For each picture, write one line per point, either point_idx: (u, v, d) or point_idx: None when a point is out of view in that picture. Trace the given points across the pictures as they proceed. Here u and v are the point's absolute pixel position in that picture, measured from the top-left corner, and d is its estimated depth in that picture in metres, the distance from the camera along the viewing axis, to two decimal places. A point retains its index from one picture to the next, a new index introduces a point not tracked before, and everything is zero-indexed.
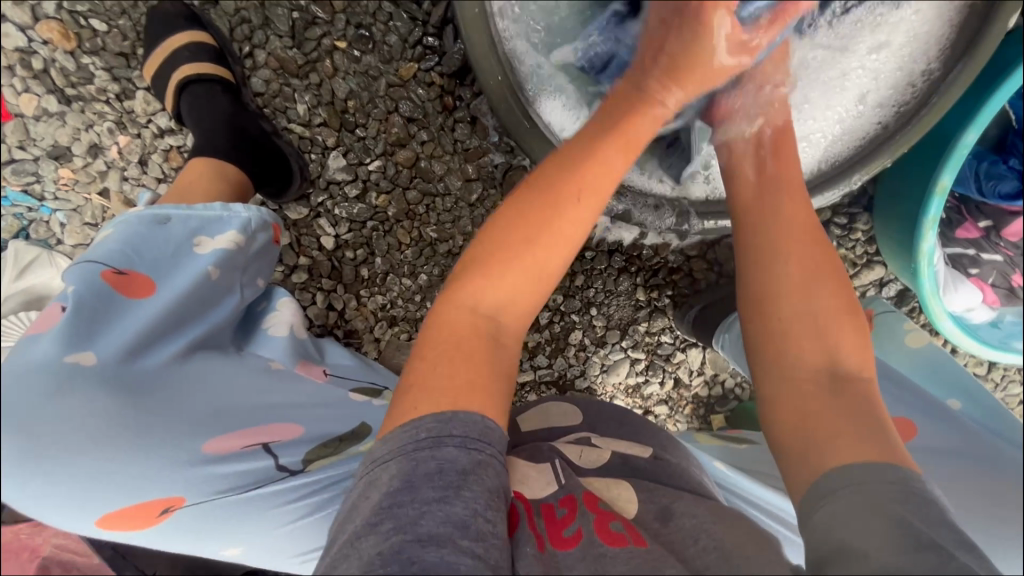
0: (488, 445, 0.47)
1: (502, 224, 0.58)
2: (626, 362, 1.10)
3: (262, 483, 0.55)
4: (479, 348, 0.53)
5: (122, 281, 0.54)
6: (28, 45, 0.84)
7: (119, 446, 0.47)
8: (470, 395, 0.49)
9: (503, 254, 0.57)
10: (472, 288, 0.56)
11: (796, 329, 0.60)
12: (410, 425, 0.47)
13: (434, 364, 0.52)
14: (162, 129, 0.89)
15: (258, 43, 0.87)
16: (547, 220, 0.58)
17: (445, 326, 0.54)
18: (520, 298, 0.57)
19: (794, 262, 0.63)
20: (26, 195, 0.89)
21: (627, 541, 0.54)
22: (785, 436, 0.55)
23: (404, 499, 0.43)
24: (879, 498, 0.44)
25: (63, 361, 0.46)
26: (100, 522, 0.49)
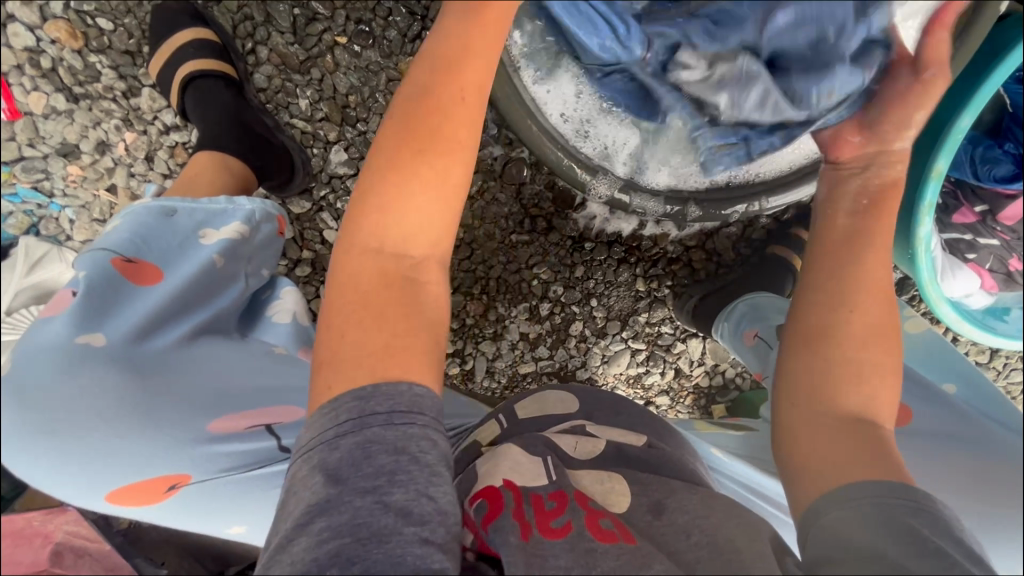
0: (416, 416, 0.45)
1: (383, 152, 0.55)
2: (626, 353, 1.11)
3: (266, 462, 0.59)
4: (389, 291, 0.51)
5: (132, 270, 0.55)
6: (36, 45, 0.86)
7: (127, 422, 0.49)
8: (393, 359, 0.48)
9: (392, 182, 0.54)
10: (370, 229, 0.53)
11: (845, 365, 0.56)
12: (328, 408, 0.46)
13: (342, 328, 0.49)
14: (168, 126, 0.91)
15: (260, 40, 0.89)
16: (429, 136, 0.55)
17: (348, 279, 0.51)
18: (427, 224, 0.54)
19: (873, 306, 0.59)
20: (36, 192, 0.91)
21: (617, 538, 0.56)
22: (798, 458, 0.54)
23: (334, 493, 0.43)
24: (884, 516, 0.45)
25: (75, 342, 0.48)
26: (111, 498, 0.52)
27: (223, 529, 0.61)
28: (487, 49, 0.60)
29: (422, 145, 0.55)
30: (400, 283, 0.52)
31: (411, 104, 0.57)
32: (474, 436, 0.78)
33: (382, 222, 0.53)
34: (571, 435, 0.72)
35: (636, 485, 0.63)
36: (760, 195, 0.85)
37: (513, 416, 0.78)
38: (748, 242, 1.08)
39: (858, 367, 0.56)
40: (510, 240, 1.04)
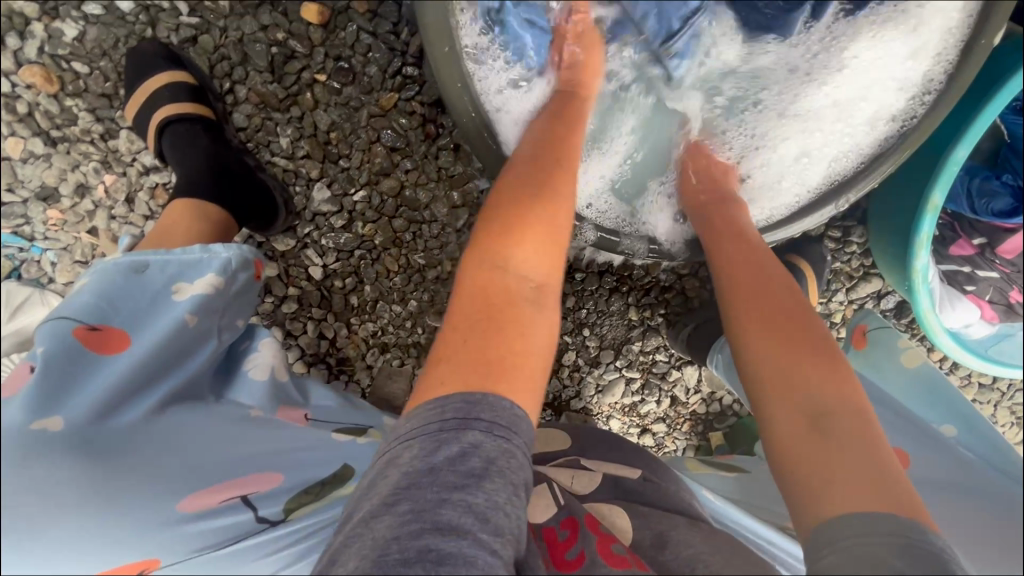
0: (514, 435, 0.47)
1: (510, 191, 0.63)
2: (621, 382, 1.09)
3: (242, 537, 0.58)
4: (510, 306, 0.55)
5: (94, 336, 0.56)
6: (11, 90, 0.84)
7: (88, 505, 0.47)
8: (504, 375, 0.50)
9: (516, 216, 0.60)
10: (495, 254, 0.58)
11: (782, 360, 0.59)
12: (435, 404, 0.47)
13: (465, 338, 0.53)
14: (147, 167, 0.90)
15: (238, 79, 0.87)
16: (539, 197, 0.63)
17: (473, 293, 0.55)
18: (547, 257, 0.60)
19: (778, 299, 0.65)
20: (17, 236, 0.90)
21: (630, 563, 0.53)
22: (791, 479, 0.53)
23: (423, 481, 0.43)
24: (879, 554, 0.43)
25: (29, 428, 0.47)
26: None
27: None
28: (564, 151, 0.69)
29: (534, 200, 0.62)
30: (520, 306, 0.55)
31: (515, 175, 0.65)
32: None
33: (507, 252, 0.58)
34: (569, 469, 0.72)
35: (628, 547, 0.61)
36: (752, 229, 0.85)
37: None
38: None
39: (791, 360, 0.59)
40: None
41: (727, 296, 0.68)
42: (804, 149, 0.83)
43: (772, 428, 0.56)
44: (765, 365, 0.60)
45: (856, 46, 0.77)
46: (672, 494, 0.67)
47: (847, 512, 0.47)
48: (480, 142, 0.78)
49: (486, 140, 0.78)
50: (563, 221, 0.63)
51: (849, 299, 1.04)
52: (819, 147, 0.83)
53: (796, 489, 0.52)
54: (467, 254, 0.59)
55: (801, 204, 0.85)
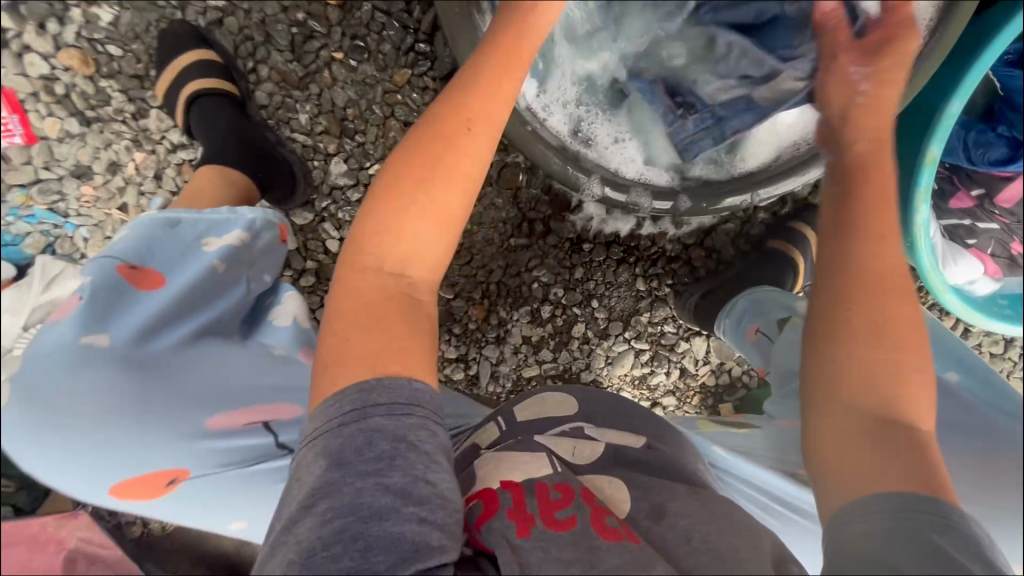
0: (416, 408, 0.49)
1: (393, 176, 0.57)
2: (630, 354, 1.11)
3: (265, 457, 0.66)
4: (389, 306, 0.54)
5: (135, 275, 0.60)
6: (50, 72, 0.90)
7: (126, 414, 0.56)
8: (390, 359, 0.51)
9: (398, 207, 0.56)
10: (372, 245, 0.55)
11: (875, 369, 0.54)
12: (333, 398, 0.49)
13: (343, 335, 0.53)
14: (175, 145, 0.95)
15: (260, 59, 0.92)
16: (439, 171, 0.56)
17: (353, 290, 0.54)
18: (424, 251, 0.56)
19: (899, 303, 0.56)
20: (52, 212, 0.95)
21: (620, 535, 0.55)
22: (830, 469, 0.53)
23: (336, 475, 0.46)
24: (873, 537, 0.47)
25: (80, 341, 0.55)
26: (115, 492, 0.59)
27: (226, 524, 0.68)
28: (479, 112, 0.59)
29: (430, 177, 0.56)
30: (399, 298, 0.55)
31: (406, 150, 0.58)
32: (475, 438, 0.76)
33: (383, 240, 0.55)
34: (570, 439, 0.69)
35: (636, 489, 0.63)
36: (756, 187, 0.87)
37: (514, 418, 0.74)
38: (748, 238, 1.07)
39: (895, 375, 0.53)
40: (509, 244, 1.05)
41: (834, 271, 0.58)
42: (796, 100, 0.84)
43: (824, 419, 0.55)
44: (839, 354, 0.55)
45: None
46: (676, 462, 0.67)
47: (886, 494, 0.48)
48: None
49: None
50: (459, 199, 0.57)
51: None
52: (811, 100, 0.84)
53: (827, 471, 0.53)
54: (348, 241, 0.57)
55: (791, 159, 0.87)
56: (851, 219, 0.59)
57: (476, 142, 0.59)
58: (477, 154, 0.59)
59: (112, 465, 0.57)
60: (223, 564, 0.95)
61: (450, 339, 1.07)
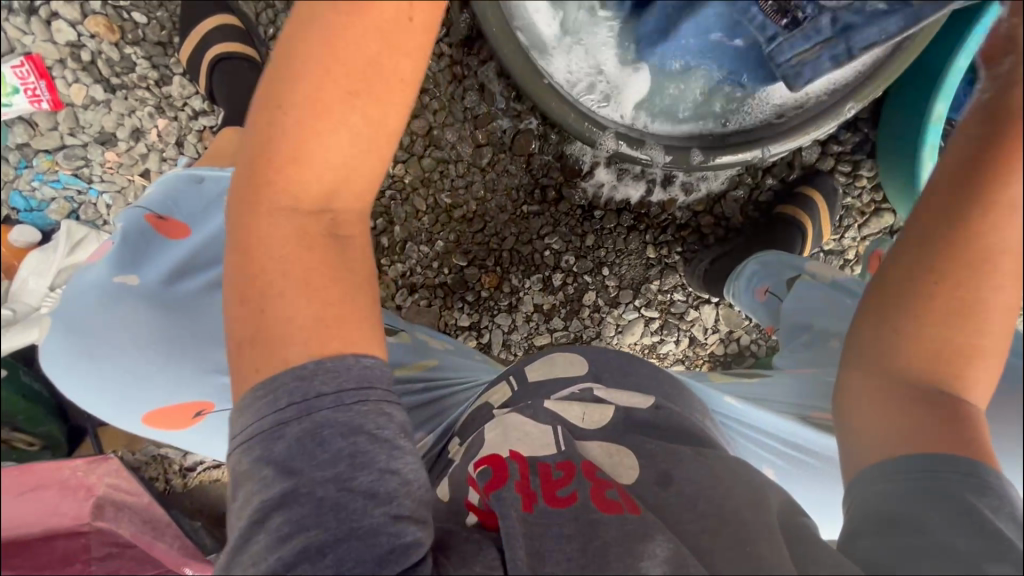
0: (367, 392, 0.43)
1: (300, 79, 0.43)
2: (640, 322, 1.13)
3: None
4: (318, 256, 0.45)
5: (162, 224, 0.63)
6: (77, 39, 0.92)
7: (156, 348, 0.56)
8: (331, 325, 0.44)
9: (314, 129, 0.43)
10: (280, 180, 0.44)
11: (938, 350, 0.49)
12: (262, 387, 0.43)
13: (266, 295, 0.44)
14: (197, 111, 0.97)
15: (281, 26, 0.95)
16: (368, 87, 0.44)
17: (266, 235, 0.45)
18: (354, 179, 0.46)
19: (998, 285, 0.49)
20: (76, 178, 0.98)
21: (623, 508, 0.50)
22: (874, 430, 0.50)
23: (290, 487, 0.41)
24: (906, 496, 0.46)
25: (113, 280, 0.56)
26: (146, 420, 0.59)
27: None
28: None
29: (352, 94, 0.43)
30: (327, 241, 0.46)
31: (314, 47, 0.43)
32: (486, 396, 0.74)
33: (300, 172, 0.44)
34: (579, 404, 0.63)
35: (647, 457, 0.57)
36: (766, 141, 0.85)
37: (525, 379, 0.71)
38: (756, 205, 1.09)
39: (965, 357, 0.49)
40: (523, 210, 1.06)
41: (930, 236, 0.50)
42: None
43: (868, 388, 0.52)
44: (905, 336, 0.50)
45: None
46: (688, 424, 0.63)
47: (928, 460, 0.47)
48: (510, 47, 0.80)
49: (517, 45, 0.80)
50: (387, 116, 0.45)
51: (862, 236, 1.08)
52: None
53: (865, 433, 0.51)
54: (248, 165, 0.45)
55: (811, 108, 0.83)
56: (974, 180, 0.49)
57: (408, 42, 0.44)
58: (412, 61, 0.45)
59: (144, 397, 0.57)
60: None
61: (463, 307, 1.09)
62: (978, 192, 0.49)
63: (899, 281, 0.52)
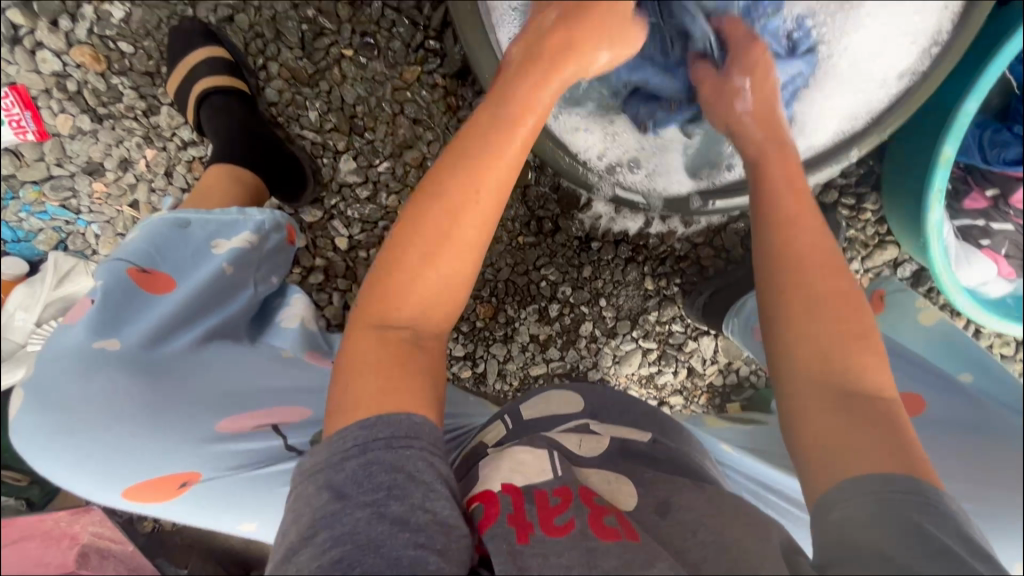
0: (415, 440, 0.46)
1: (400, 234, 0.55)
2: (638, 352, 1.11)
3: (270, 461, 0.60)
4: (392, 356, 0.51)
5: (146, 279, 0.60)
6: (62, 69, 0.90)
7: (125, 422, 0.52)
8: (394, 398, 0.48)
9: (403, 268, 0.53)
10: (376, 306, 0.53)
11: (830, 349, 0.52)
12: (337, 436, 0.46)
13: (348, 380, 0.50)
14: (185, 142, 0.95)
15: (270, 56, 0.93)
16: (445, 240, 0.54)
17: (354, 343, 0.52)
18: (432, 306, 0.54)
19: (836, 287, 0.55)
20: (64, 209, 0.96)
21: (621, 535, 0.49)
22: (806, 451, 0.49)
23: (334, 508, 0.43)
24: (874, 514, 0.43)
25: (92, 346, 0.54)
26: (128, 493, 0.55)
27: (234, 526, 0.62)
28: (484, 175, 0.56)
29: (435, 243, 0.54)
30: (403, 349, 0.52)
31: (415, 210, 0.55)
32: (480, 438, 0.72)
33: (391, 299, 0.53)
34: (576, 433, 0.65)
35: (643, 486, 0.58)
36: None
37: (519, 417, 0.71)
38: None
39: (854, 349, 0.52)
40: (519, 241, 1.04)
41: (770, 261, 0.58)
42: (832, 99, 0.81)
43: (796, 399, 0.52)
44: (797, 343, 0.53)
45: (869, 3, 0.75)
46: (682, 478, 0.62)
47: (863, 475, 0.45)
48: None
49: None
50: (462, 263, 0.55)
51: (865, 268, 1.03)
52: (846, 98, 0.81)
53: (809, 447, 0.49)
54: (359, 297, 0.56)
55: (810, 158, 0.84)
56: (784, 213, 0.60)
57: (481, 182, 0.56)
58: (486, 217, 0.56)
59: (119, 466, 0.53)
60: (230, 556, 0.98)
61: (458, 337, 1.07)
62: (785, 219, 0.59)
63: (770, 301, 0.56)
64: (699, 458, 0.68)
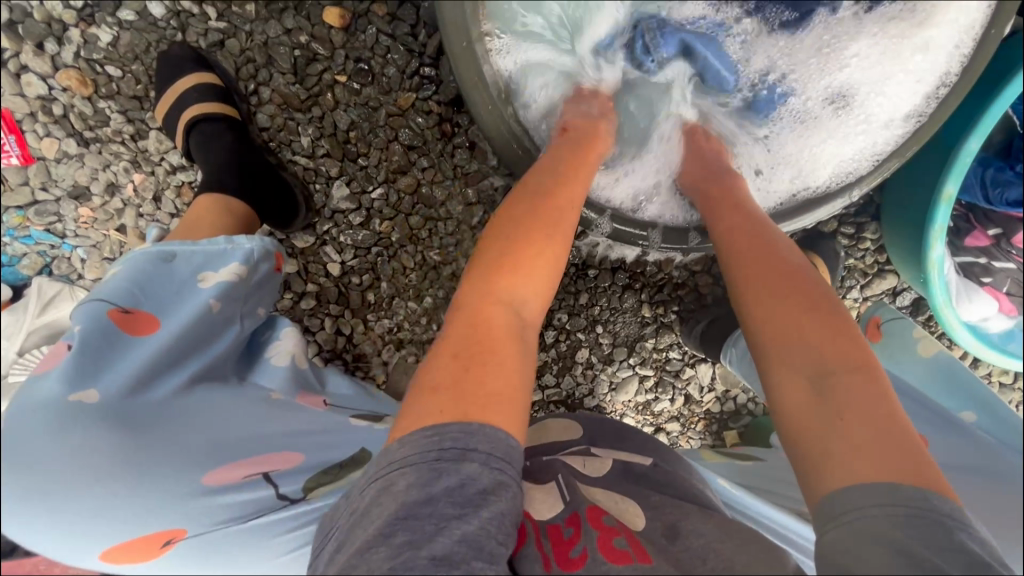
0: (509, 467, 0.47)
1: (517, 228, 0.61)
2: (634, 379, 1.09)
3: (266, 511, 0.57)
4: (511, 342, 0.55)
5: (127, 319, 0.56)
6: (48, 93, 0.88)
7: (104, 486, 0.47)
8: (492, 408, 0.49)
9: (523, 258, 0.59)
10: (497, 291, 0.57)
11: (799, 333, 0.55)
12: (431, 431, 0.47)
13: (469, 364, 0.52)
14: (174, 166, 0.93)
15: (262, 81, 0.91)
16: (554, 240, 0.62)
17: (478, 325, 0.55)
18: (539, 299, 0.60)
19: (788, 284, 0.59)
20: (49, 233, 0.94)
21: (632, 558, 0.49)
22: (796, 457, 0.52)
23: (421, 511, 0.43)
24: (865, 530, 0.43)
25: (67, 400, 0.48)
26: (104, 558, 0.49)
27: None
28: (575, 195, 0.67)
29: (551, 239, 0.62)
30: (517, 336, 0.56)
31: (522, 213, 0.63)
32: None
33: (511, 285, 0.58)
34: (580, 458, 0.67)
35: (650, 509, 0.57)
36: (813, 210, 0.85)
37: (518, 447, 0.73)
38: None
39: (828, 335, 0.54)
40: None
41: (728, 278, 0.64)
42: (832, 140, 0.84)
43: (781, 389, 0.54)
44: (772, 327, 0.57)
45: (857, 44, 0.79)
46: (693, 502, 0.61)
47: (850, 484, 0.46)
48: (500, 135, 0.79)
49: (506, 134, 0.79)
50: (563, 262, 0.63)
51: (864, 297, 1.02)
52: (846, 138, 0.83)
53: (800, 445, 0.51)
54: (469, 281, 0.59)
55: (811, 196, 0.86)
56: (731, 230, 0.67)
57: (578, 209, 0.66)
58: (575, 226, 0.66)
59: (91, 535, 0.47)
60: None
61: None
62: (733, 232, 0.67)
63: (739, 292, 0.62)
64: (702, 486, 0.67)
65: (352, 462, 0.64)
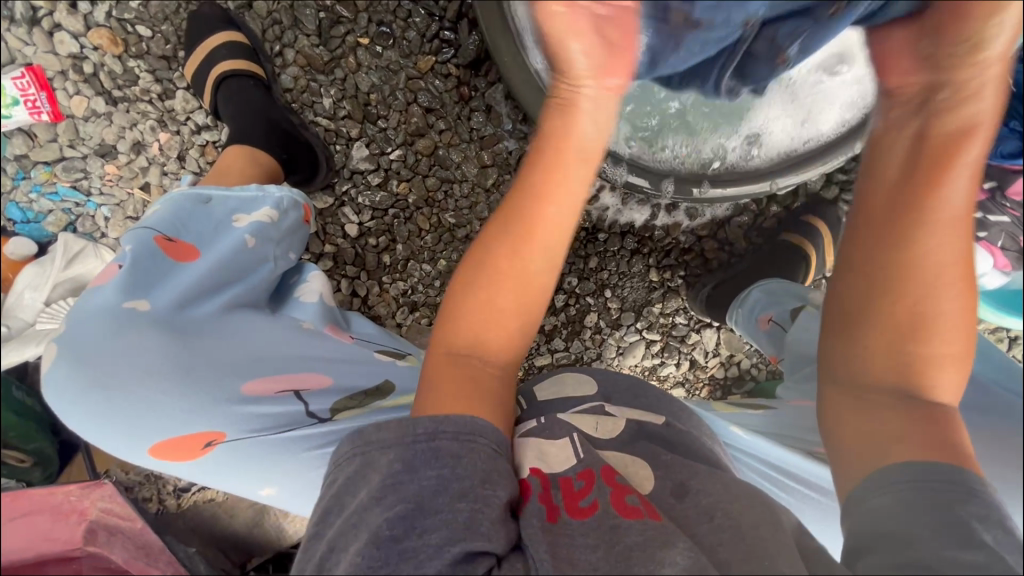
0: (478, 437, 0.49)
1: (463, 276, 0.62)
2: (641, 344, 1.12)
3: (294, 425, 0.60)
4: (459, 377, 0.55)
5: (172, 247, 0.61)
6: (79, 51, 0.91)
7: (167, 378, 0.54)
8: (449, 404, 0.51)
9: (464, 302, 0.60)
10: (446, 334, 0.59)
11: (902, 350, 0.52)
12: (407, 422, 0.50)
13: (421, 395, 0.55)
14: (199, 126, 0.96)
15: (287, 43, 0.94)
16: (496, 276, 0.60)
17: (429, 367, 0.58)
18: (495, 333, 0.59)
19: (947, 299, 0.52)
20: (75, 190, 0.96)
21: (643, 514, 0.49)
22: (851, 453, 0.53)
23: (409, 470, 0.47)
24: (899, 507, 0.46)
25: (124, 306, 0.54)
26: (154, 453, 0.56)
27: (256, 491, 0.62)
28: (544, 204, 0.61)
29: (493, 277, 0.60)
30: (469, 372, 0.56)
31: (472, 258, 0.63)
32: None
33: (457, 330, 0.59)
34: (591, 415, 0.63)
35: (660, 468, 0.55)
36: (776, 173, 0.94)
37: (534, 398, 0.70)
38: (759, 230, 1.10)
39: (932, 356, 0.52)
40: None
41: (873, 260, 0.54)
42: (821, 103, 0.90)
43: (864, 395, 0.54)
44: (878, 333, 0.53)
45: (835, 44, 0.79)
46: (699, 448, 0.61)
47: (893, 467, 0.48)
48: (519, 80, 0.86)
49: (524, 78, 0.86)
50: (517, 291, 0.60)
51: None
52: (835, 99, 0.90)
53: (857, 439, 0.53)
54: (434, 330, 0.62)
55: (818, 145, 0.93)
56: (917, 203, 0.52)
57: (540, 254, 0.61)
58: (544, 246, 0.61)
59: (150, 424, 0.54)
60: (233, 541, 1.01)
61: None
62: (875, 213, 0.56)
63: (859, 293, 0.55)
64: (707, 441, 0.65)
65: (376, 391, 0.66)
